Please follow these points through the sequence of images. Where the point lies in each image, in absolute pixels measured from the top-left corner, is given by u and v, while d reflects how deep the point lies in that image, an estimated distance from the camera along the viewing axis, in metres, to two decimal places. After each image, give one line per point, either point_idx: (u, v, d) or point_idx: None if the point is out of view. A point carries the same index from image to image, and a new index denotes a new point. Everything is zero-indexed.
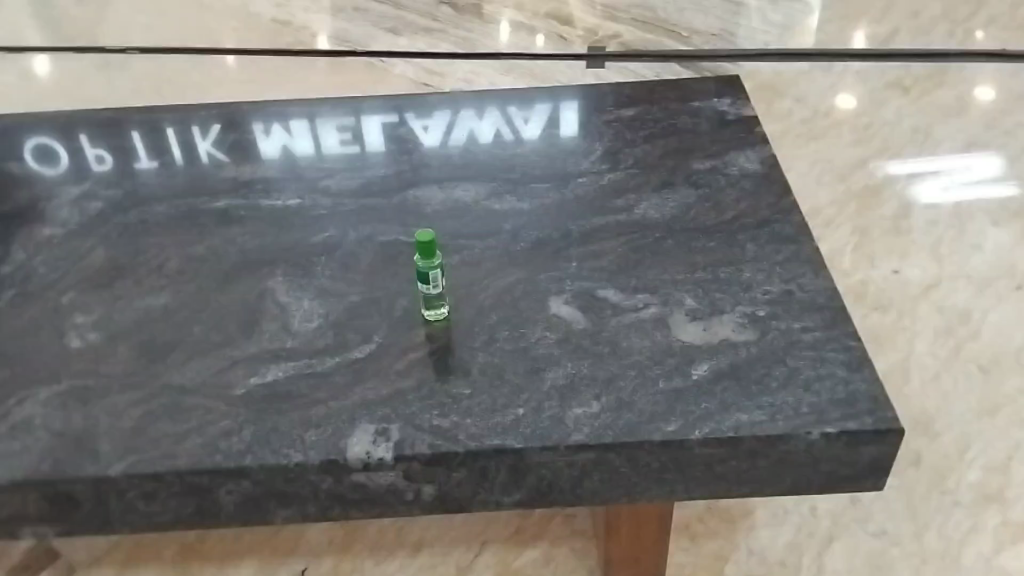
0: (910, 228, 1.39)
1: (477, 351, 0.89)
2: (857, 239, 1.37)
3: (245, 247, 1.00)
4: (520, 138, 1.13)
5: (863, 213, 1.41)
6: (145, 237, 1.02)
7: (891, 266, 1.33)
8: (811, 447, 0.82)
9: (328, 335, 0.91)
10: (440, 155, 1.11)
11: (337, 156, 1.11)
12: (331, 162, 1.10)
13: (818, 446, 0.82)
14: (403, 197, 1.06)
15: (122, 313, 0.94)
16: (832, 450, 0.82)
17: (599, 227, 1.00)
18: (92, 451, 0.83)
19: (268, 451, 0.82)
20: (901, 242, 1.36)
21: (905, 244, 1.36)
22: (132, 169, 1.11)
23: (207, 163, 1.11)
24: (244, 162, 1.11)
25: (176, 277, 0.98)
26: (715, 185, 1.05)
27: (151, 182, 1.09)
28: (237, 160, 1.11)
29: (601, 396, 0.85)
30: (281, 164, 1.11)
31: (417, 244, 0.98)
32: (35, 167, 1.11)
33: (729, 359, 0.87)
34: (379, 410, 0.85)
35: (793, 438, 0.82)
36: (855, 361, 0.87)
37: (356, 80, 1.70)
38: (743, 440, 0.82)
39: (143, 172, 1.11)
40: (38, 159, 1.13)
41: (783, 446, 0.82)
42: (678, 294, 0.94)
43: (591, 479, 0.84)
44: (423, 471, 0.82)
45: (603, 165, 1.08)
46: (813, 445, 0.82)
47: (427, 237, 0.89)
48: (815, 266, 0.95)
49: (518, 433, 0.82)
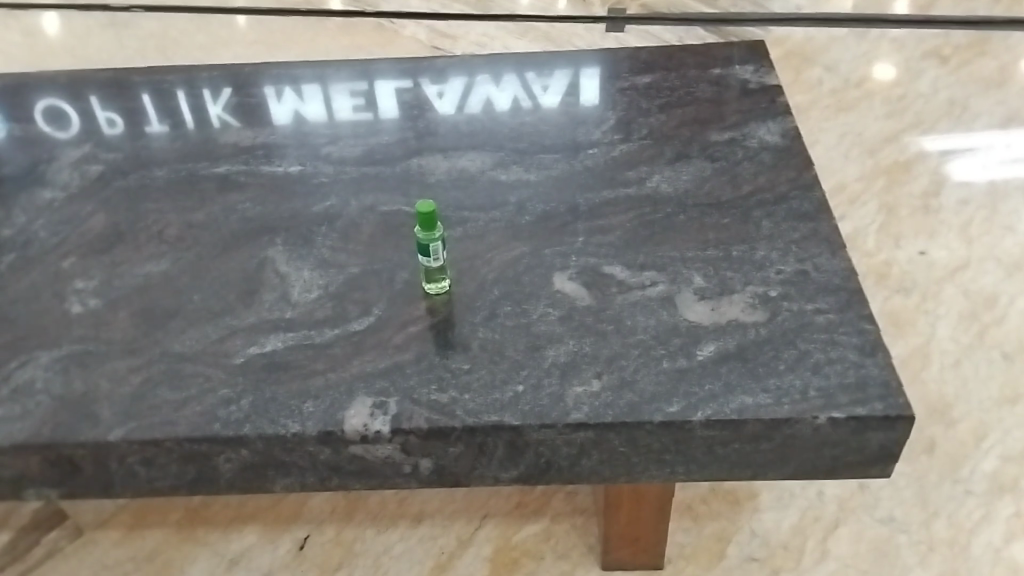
0: (939, 207, 1.34)
1: (478, 327, 0.88)
2: (882, 217, 1.33)
3: (246, 215, 0.99)
4: (539, 106, 1.10)
5: (891, 189, 1.37)
6: (144, 202, 1.02)
7: (916, 247, 1.29)
8: (818, 433, 0.80)
9: (329, 307, 0.91)
10: (452, 121, 1.08)
11: (350, 122, 1.09)
12: (342, 128, 1.08)
13: (823, 432, 0.80)
14: (406, 165, 1.03)
15: (121, 279, 0.95)
16: (839, 439, 0.81)
17: (611, 199, 0.98)
18: (92, 416, 0.84)
19: (266, 421, 0.83)
20: (929, 222, 1.32)
21: (933, 224, 1.32)
22: (142, 132, 1.10)
23: (218, 126, 1.10)
24: (254, 127, 1.09)
25: (176, 244, 0.97)
26: (732, 158, 1.01)
27: (162, 141, 1.08)
28: (248, 124, 1.10)
29: (602, 375, 0.84)
30: (294, 131, 1.08)
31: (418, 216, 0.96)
32: (31, 130, 1.11)
33: (737, 340, 0.85)
34: (378, 382, 0.85)
35: (798, 426, 0.80)
36: (868, 345, 0.84)
37: (362, 43, 1.67)
38: (750, 424, 0.80)
39: (153, 137, 1.09)
40: (35, 122, 1.12)
41: (789, 432, 0.80)
42: (687, 271, 0.91)
43: (590, 458, 0.83)
44: (420, 445, 0.82)
45: (616, 136, 1.04)
46: (820, 432, 0.80)
47: (426, 211, 0.87)
48: (832, 246, 0.92)
49: (516, 410, 0.82)
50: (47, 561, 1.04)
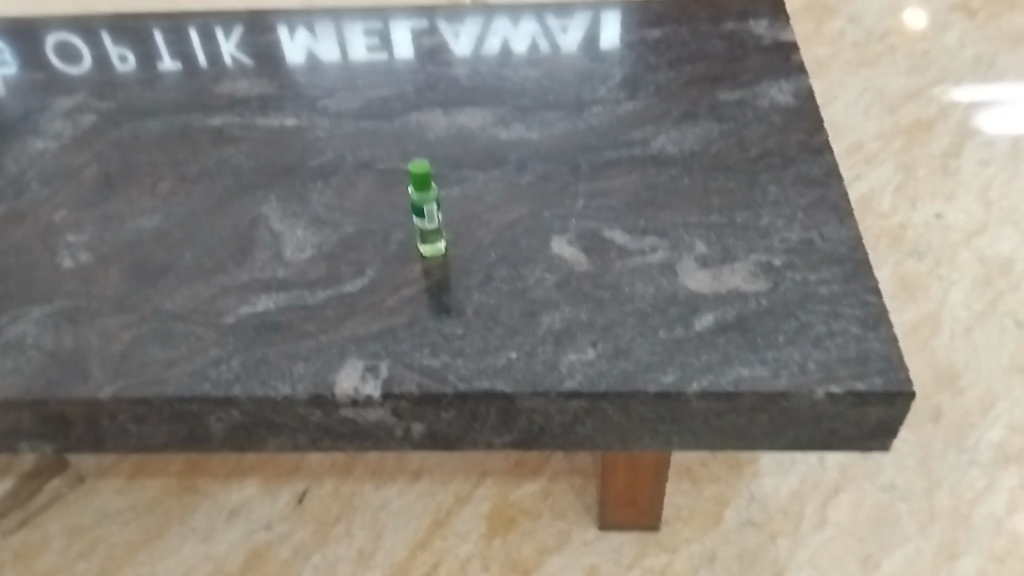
0: (959, 168, 1.31)
1: (473, 291, 0.87)
2: (899, 178, 1.30)
3: (240, 169, 0.99)
4: (558, 51, 1.07)
5: (910, 148, 1.34)
6: (137, 153, 1.01)
7: (932, 209, 1.26)
8: (816, 406, 0.78)
9: (321, 267, 0.90)
10: (469, 64, 1.06)
11: (365, 63, 1.07)
12: (357, 70, 1.07)
13: (820, 405, 0.78)
14: (405, 121, 1.01)
15: (113, 233, 0.94)
16: (838, 412, 0.79)
17: (615, 160, 0.96)
18: (83, 373, 0.84)
19: (257, 382, 0.82)
20: (947, 183, 1.29)
21: (951, 185, 1.29)
22: (154, 71, 1.09)
23: (231, 66, 1.09)
24: (268, 71, 1.08)
25: (168, 198, 0.97)
26: (742, 119, 0.98)
27: (178, 85, 1.07)
28: (262, 65, 1.08)
29: (598, 343, 0.82)
30: (308, 68, 1.07)
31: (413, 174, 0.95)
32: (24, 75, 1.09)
33: (736, 311, 0.83)
34: (370, 346, 0.84)
35: (795, 400, 0.78)
36: (871, 319, 0.82)
37: None
38: (746, 396, 0.78)
39: (166, 74, 1.09)
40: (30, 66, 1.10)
41: (787, 405, 0.78)
42: (689, 237, 0.89)
43: (583, 426, 0.81)
44: (411, 410, 0.81)
45: (621, 94, 1.01)
46: (818, 406, 0.78)
47: (420, 173, 0.85)
48: (840, 214, 0.90)
49: (509, 377, 0.81)
50: (50, 508, 1.05)
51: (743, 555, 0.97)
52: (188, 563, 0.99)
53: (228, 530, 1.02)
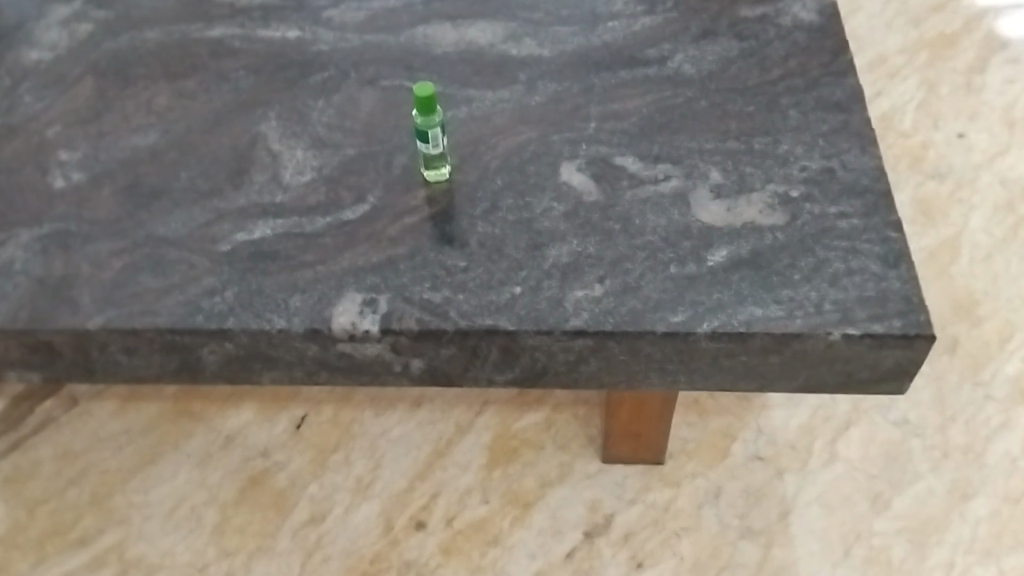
0: (983, 86, 1.26)
1: (477, 221, 0.83)
2: (921, 96, 1.25)
3: (240, 85, 0.93)
4: None
5: (934, 64, 1.28)
6: (136, 66, 0.95)
7: (955, 129, 1.21)
8: (832, 350, 0.75)
9: (321, 193, 0.86)
10: None
11: None
12: None
13: (836, 349, 0.75)
14: (412, 35, 0.96)
15: (107, 151, 0.89)
16: (854, 357, 0.75)
17: (629, 81, 0.91)
18: (72, 302, 0.80)
19: (250, 315, 0.79)
20: (972, 102, 1.24)
21: (976, 104, 1.23)
22: None
23: None
24: None
25: (164, 114, 0.92)
26: (763, 37, 0.93)
27: None
28: None
29: (606, 279, 0.79)
30: None
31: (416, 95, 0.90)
32: None
33: (752, 245, 0.79)
34: (368, 278, 0.81)
35: (810, 343, 0.75)
36: (892, 256, 0.78)
37: None
38: (760, 339, 0.75)
39: None
40: None
41: (802, 349, 0.75)
42: (704, 165, 0.85)
43: (588, 365, 0.78)
44: (411, 346, 0.78)
45: (638, 8, 0.96)
46: (834, 350, 0.75)
47: (425, 95, 0.80)
48: (863, 141, 0.85)
49: (512, 314, 0.78)
50: (43, 429, 1.02)
51: (750, 491, 0.95)
52: (181, 490, 0.97)
53: (224, 456, 0.99)
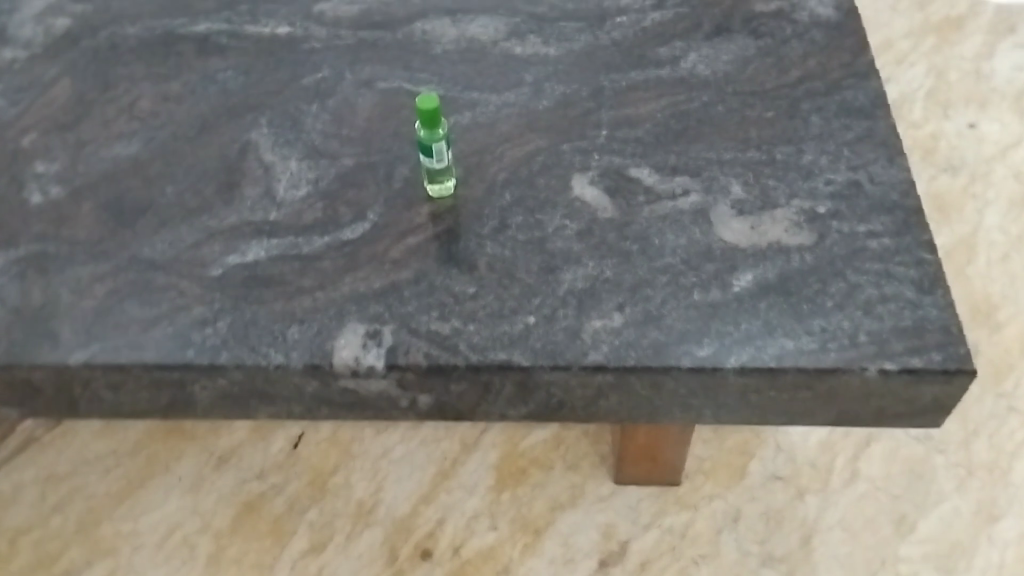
0: (992, 71, 1.30)
1: (486, 241, 0.78)
2: (930, 83, 1.29)
3: (227, 87, 0.87)
4: None
5: (942, 48, 1.32)
6: (115, 66, 0.88)
7: (967, 118, 1.26)
8: (861, 386, 0.72)
9: (318, 210, 0.80)
10: None
11: None
12: None
13: (867, 385, 0.72)
14: (410, 30, 0.90)
15: (87, 163, 0.83)
16: (886, 390, 0.73)
17: (641, 83, 0.86)
18: (52, 335, 0.75)
19: (245, 349, 0.74)
20: (981, 89, 1.28)
21: (985, 92, 1.28)
22: None
23: None
24: None
25: (148, 120, 0.85)
26: (779, 35, 0.88)
27: None
28: None
29: (625, 308, 0.75)
30: None
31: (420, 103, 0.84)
32: None
33: (779, 270, 0.75)
34: (371, 307, 0.76)
35: (838, 380, 0.72)
36: (927, 280, 0.75)
37: None
38: (786, 378, 0.72)
39: None
40: None
41: (829, 386, 0.72)
42: (724, 178, 0.80)
43: (607, 400, 0.75)
44: (418, 382, 0.74)
45: (647, 2, 0.91)
46: (863, 386, 0.72)
47: (428, 109, 0.74)
48: (889, 151, 0.81)
49: (527, 347, 0.73)
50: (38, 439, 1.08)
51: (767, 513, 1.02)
52: (173, 517, 1.02)
53: (216, 480, 1.05)
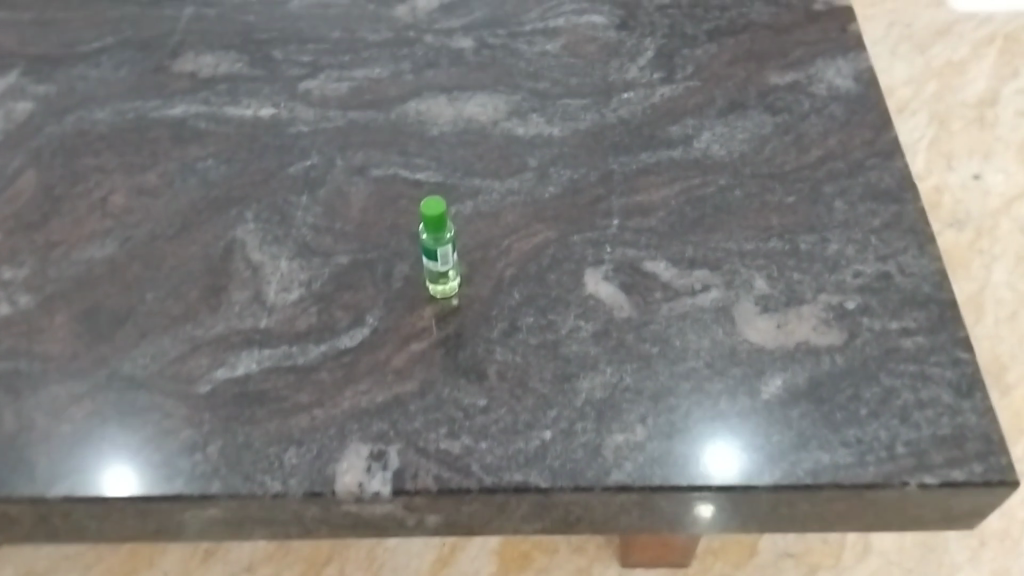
0: (996, 119, 1.27)
1: (494, 347, 0.73)
2: (932, 132, 1.26)
3: (207, 178, 0.82)
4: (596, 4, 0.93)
5: (943, 96, 1.30)
6: (84, 156, 0.84)
7: (971, 169, 1.23)
8: (895, 498, 0.67)
9: (312, 315, 0.75)
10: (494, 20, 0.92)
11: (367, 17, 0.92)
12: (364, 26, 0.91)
13: (902, 497, 0.67)
14: (403, 109, 0.85)
15: (58, 268, 0.78)
16: (923, 500, 0.68)
17: (649, 166, 0.81)
18: (28, 465, 0.69)
19: (239, 476, 0.69)
20: (985, 138, 1.26)
21: (989, 141, 1.25)
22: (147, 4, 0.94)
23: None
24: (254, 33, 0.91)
25: (123, 218, 0.80)
26: (797, 109, 0.84)
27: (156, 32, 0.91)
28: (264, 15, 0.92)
29: (648, 419, 0.70)
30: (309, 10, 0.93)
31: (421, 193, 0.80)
32: None
33: (809, 374, 0.71)
34: (374, 424, 0.70)
35: (870, 495, 0.67)
36: (964, 383, 0.70)
37: None
38: (814, 494, 0.67)
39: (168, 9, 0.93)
40: None
41: (861, 500, 0.68)
42: (745, 272, 0.76)
43: (629, 514, 0.70)
44: (427, 505, 0.69)
45: (655, 75, 0.87)
46: (898, 498, 0.67)
47: (434, 215, 0.70)
48: (920, 239, 0.77)
49: (545, 467, 0.68)
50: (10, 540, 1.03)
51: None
52: None
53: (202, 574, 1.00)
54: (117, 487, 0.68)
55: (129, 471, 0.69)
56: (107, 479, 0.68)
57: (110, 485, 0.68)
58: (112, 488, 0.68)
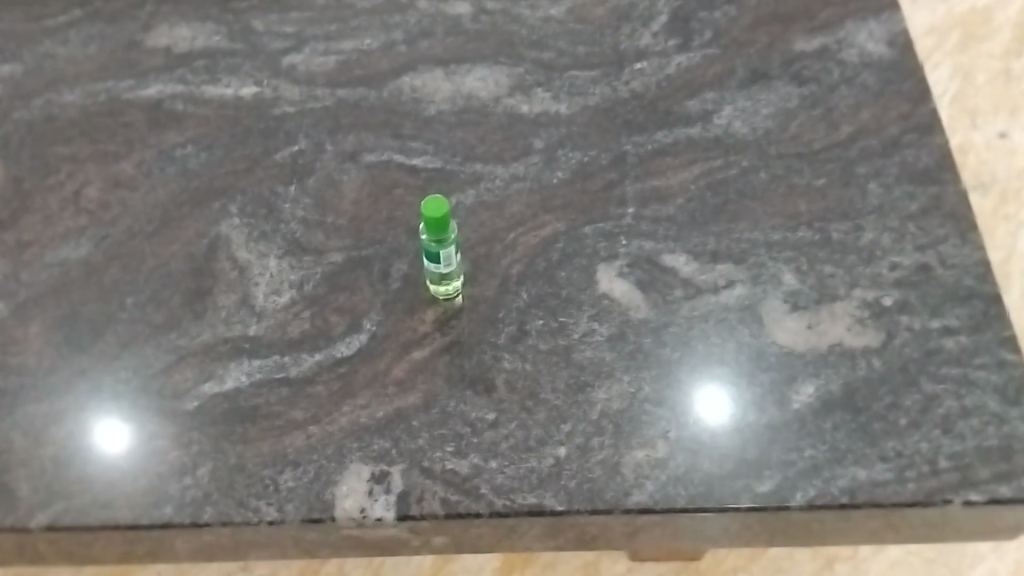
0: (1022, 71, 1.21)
1: (502, 354, 0.68)
2: (955, 86, 1.20)
3: (187, 167, 0.76)
4: None
5: (967, 46, 1.23)
6: (54, 144, 0.77)
7: (997, 127, 1.16)
8: (928, 517, 0.63)
9: (305, 321, 0.69)
10: None
11: None
12: None
13: (935, 515, 0.63)
14: (397, 85, 0.79)
15: (30, 270, 0.72)
16: (958, 518, 0.63)
17: (667, 146, 0.75)
18: (6, 493, 0.64)
19: (232, 502, 0.64)
20: (1011, 91, 1.19)
21: (1015, 94, 1.19)
22: None
23: None
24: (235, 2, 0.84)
25: (98, 213, 0.74)
26: (826, 79, 0.78)
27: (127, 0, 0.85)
28: None
29: (670, 433, 0.65)
30: None
31: (421, 182, 0.74)
32: None
33: (843, 381, 0.66)
34: (375, 442, 0.65)
35: (902, 515, 0.63)
36: (1011, 388, 0.65)
37: None
38: (841, 516, 0.63)
39: None
40: None
41: (891, 519, 0.63)
42: (772, 266, 0.70)
43: (650, 532, 0.65)
44: (433, 529, 0.64)
45: (670, 42, 0.81)
46: (931, 517, 0.63)
47: (437, 216, 0.64)
48: (961, 225, 0.71)
49: (560, 487, 0.63)
50: None
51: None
52: None
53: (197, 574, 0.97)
54: (118, 438, 0.66)
55: (116, 423, 0.66)
56: (104, 444, 0.65)
57: (111, 442, 0.65)
58: (115, 442, 0.65)
